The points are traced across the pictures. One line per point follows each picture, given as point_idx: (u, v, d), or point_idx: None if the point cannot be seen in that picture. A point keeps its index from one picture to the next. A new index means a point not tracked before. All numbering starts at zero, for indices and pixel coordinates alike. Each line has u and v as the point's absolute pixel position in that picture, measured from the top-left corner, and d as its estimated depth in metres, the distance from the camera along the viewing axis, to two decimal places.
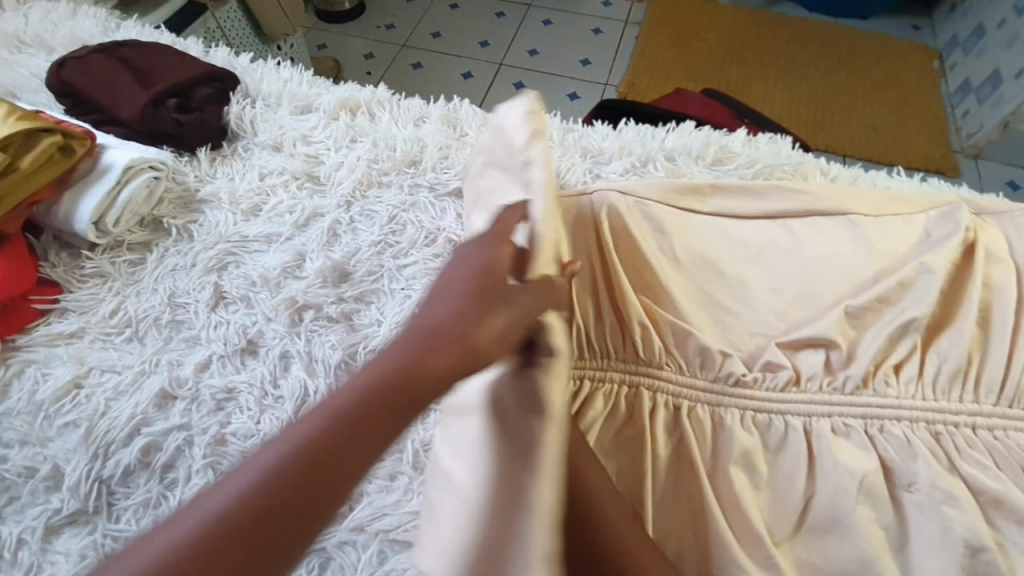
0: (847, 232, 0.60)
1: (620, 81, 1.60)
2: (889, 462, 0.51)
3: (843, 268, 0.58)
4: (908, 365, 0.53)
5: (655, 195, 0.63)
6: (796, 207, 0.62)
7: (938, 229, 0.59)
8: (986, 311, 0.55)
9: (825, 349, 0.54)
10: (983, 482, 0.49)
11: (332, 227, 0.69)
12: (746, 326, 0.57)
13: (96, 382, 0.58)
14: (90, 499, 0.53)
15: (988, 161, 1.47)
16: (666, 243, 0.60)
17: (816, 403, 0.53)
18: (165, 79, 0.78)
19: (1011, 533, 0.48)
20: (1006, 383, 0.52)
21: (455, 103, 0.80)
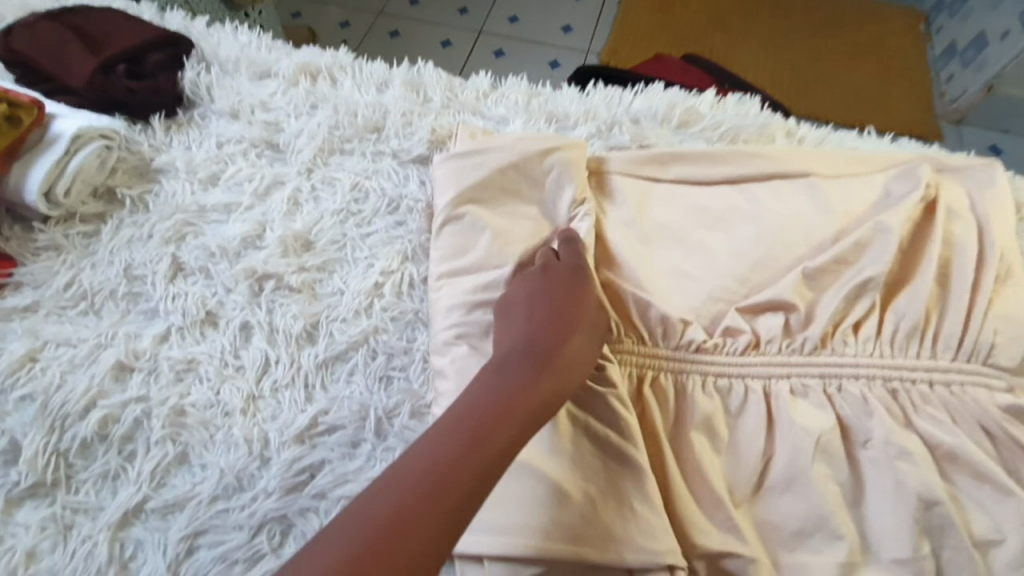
0: (806, 193, 0.60)
1: (602, 49, 1.56)
2: (845, 419, 0.52)
3: (804, 229, 0.58)
4: (867, 324, 0.54)
5: (621, 165, 0.64)
6: (760, 170, 0.62)
7: (897, 188, 0.59)
8: (946, 268, 0.56)
9: (784, 312, 0.54)
10: (937, 437, 0.50)
11: (294, 195, 0.67)
12: (707, 291, 0.56)
13: (51, 356, 0.57)
14: (47, 472, 0.52)
15: (970, 127, 1.46)
16: (630, 211, 0.61)
17: (776, 365, 0.53)
18: (115, 44, 0.75)
19: (963, 485, 0.49)
20: (964, 340, 0.53)
21: (420, 67, 0.79)
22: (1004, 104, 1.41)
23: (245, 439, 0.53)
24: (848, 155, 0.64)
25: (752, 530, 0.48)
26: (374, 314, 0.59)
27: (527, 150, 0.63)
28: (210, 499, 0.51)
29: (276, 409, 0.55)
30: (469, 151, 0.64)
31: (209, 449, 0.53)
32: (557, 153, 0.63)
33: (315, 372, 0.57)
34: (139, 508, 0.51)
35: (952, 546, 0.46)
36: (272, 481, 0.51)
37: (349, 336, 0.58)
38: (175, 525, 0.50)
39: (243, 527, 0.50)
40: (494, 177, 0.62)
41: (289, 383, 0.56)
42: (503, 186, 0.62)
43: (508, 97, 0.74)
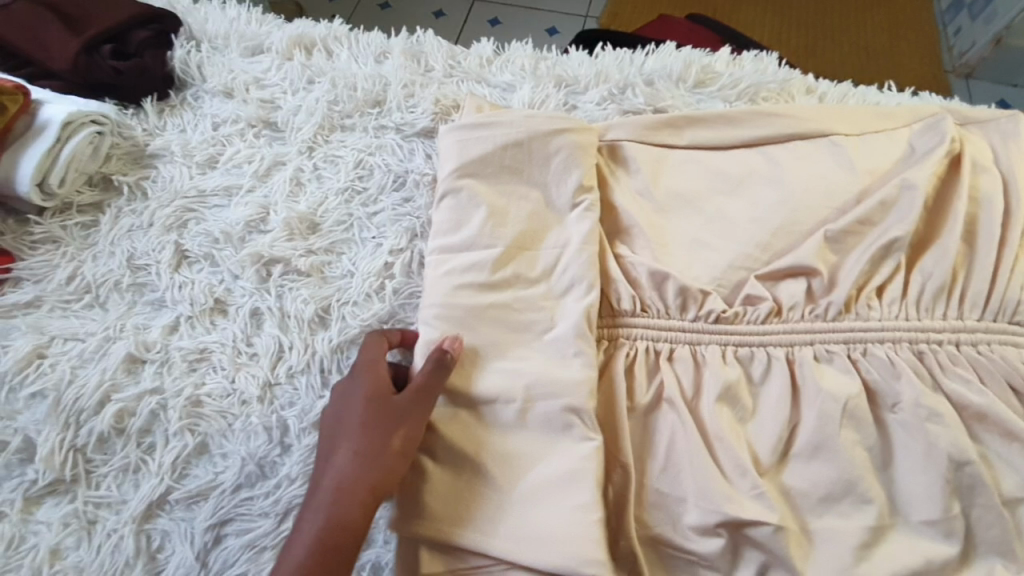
0: (828, 153, 0.57)
1: (600, 12, 1.51)
2: (872, 384, 0.50)
3: (826, 190, 0.55)
4: (891, 286, 0.52)
5: (630, 133, 0.61)
6: (778, 130, 0.59)
7: (920, 143, 0.56)
8: (972, 226, 0.53)
9: (807, 278, 0.52)
10: (967, 398, 0.48)
11: (295, 175, 0.65)
12: (727, 261, 0.54)
13: (60, 351, 0.55)
14: (66, 469, 0.51)
15: (980, 81, 1.42)
16: (642, 181, 0.58)
17: (800, 331, 0.52)
18: (95, 22, 0.71)
19: (993, 445, 0.48)
20: (992, 297, 0.51)
21: (419, 35, 0.75)
22: (1013, 56, 1.37)
23: (265, 427, 0.52)
24: (874, 109, 0.60)
25: (780, 500, 0.47)
26: (386, 297, 0.58)
27: (534, 127, 0.58)
28: (233, 488, 0.50)
29: (293, 396, 0.54)
30: (470, 126, 0.60)
31: (229, 438, 0.52)
32: (565, 136, 0.58)
33: (329, 357, 0.55)
34: (162, 500, 0.50)
35: (982, 505, 0.46)
36: (295, 467, 0.50)
37: (363, 321, 0.56)
38: (200, 514, 0.50)
39: (269, 514, 0.49)
40: (494, 156, 0.58)
41: (304, 369, 0.55)
42: (505, 161, 0.58)
43: (513, 63, 0.71)
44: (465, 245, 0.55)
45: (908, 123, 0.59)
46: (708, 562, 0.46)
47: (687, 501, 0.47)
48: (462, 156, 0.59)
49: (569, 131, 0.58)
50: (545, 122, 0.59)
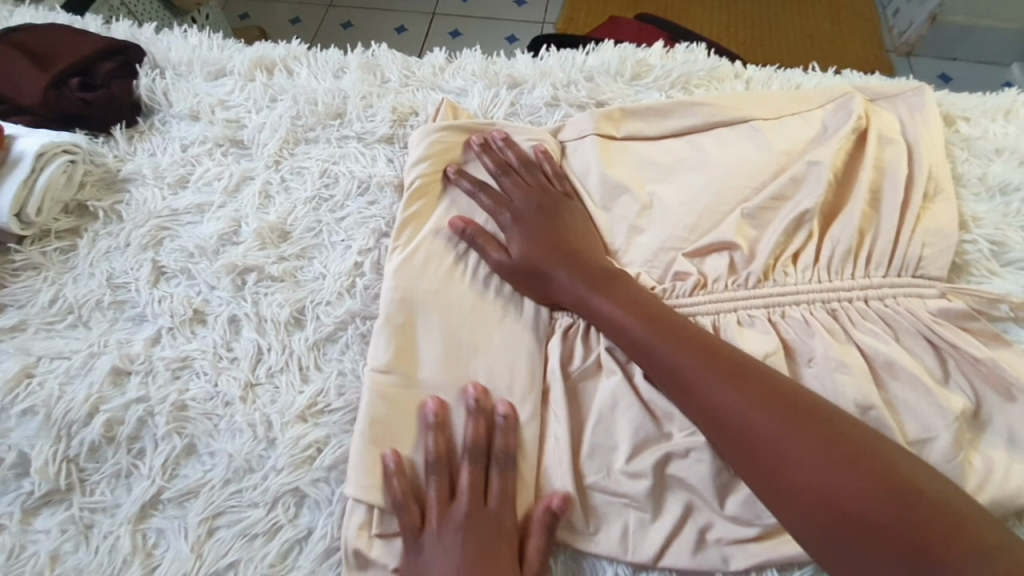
0: (749, 137, 0.62)
1: (557, 18, 1.56)
2: (790, 342, 0.53)
3: (747, 170, 0.60)
4: (805, 253, 0.56)
5: (576, 134, 0.66)
6: (707, 116, 0.64)
7: (830, 122, 0.62)
8: (876, 191, 0.58)
9: (728, 251, 0.57)
10: (874, 349, 0.51)
11: (264, 188, 0.68)
12: (658, 242, 0.58)
13: (47, 369, 0.58)
14: (60, 479, 0.54)
15: (920, 58, 1.50)
16: (587, 174, 0.63)
17: (723, 300, 0.55)
18: (63, 59, 0.74)
19: (897, 392, 0.50)
20: (894, 257, 0.55)
21: (374, 50, 0.79)
22: (949, 32, 1.44)
23: (248, 424, 0.55)
24: (796, 92, 0.65)
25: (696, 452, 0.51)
26: (357, 294, 0.61)
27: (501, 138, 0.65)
28: (222, 483, 0.53)
29: (274, 394, 0.57)
30: (453, 136, 0.66)
31: (216, 437, 0.55)
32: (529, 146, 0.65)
33: (307, 353, 0.58)
34: (155, 500, 0.53)
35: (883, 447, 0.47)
36: (280, 458, 0.53)
37: (338, 317, 0.60)
38: (191, 511, 0.52)
39: (258, 504, 0.52)
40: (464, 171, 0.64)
41: (283, 368, 0.58)
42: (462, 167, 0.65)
43: (464, 69, 0.75)
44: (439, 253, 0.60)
45: (822, 104, 0.64)
46: (638, 505, 0.49)
47: (620, 451, 0.51)
48: (432, 167, 0.64)
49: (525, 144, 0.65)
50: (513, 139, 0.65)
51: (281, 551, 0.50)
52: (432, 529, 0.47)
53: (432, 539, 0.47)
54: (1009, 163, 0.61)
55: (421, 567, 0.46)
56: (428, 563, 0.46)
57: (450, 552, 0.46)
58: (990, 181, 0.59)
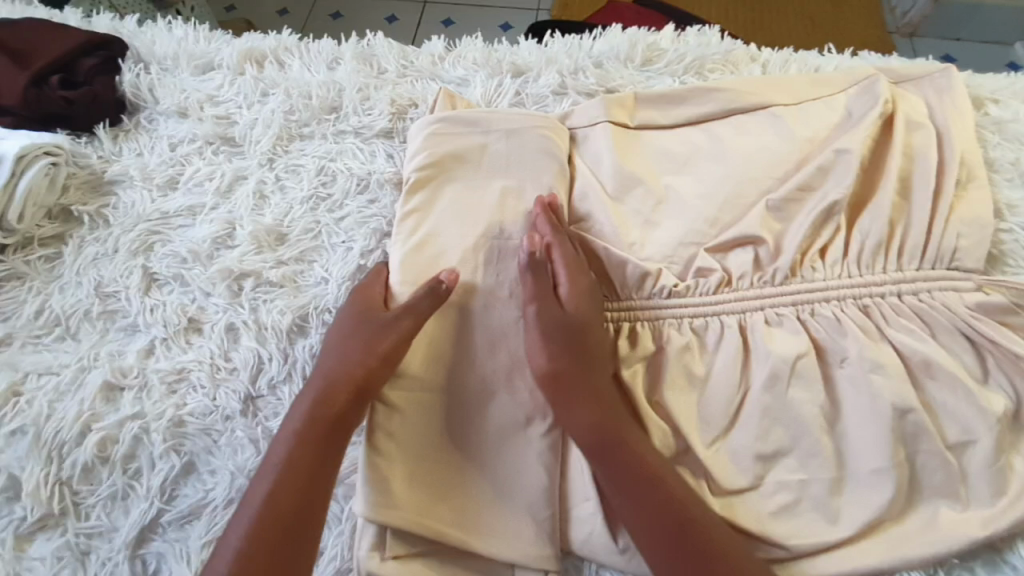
0: (769, 124, 0.59)
1: (553, 4, 1.52)
2: (820, 341, 0.51)
3: (769, 160, 0.57)
4: (834, 246, 0.53)
5: (589, 122, 0.62)
6: (729, 102, 0.61)
7: (858, 106, 0.58)
8: (907, 178, 0.55)
9: (753, 246, 0.53)
10: (908, 347, 0.49)
11: (258, 188, 0.65)
12: (678, 237, 0.55)
13: (36, 386, 0.55)
14: (53, 502, 0.51)
15: (924, 39, 1.46)
16: (600, 164, 0.60)
17: (748, 301, 0.52)
18: (43, 56, 0.70)
19: (936, 393, 0.48)
20: (927, 248, 0.52)
21: (370, 39, 0.75)
22: (954, 11, 1.41)
23: (251, 439, 0.52)
24: (818, 76, 0.62)
25: (722, 461, 0.48)
26: None
27: (506, 127, 0.61)
28: (225, 503, 0.50)
29: (278, 406, 0.54)
30: (453, 127, 0.61)
31: (217, 454, 0.52)
32: (537, 132, 0.61)
33: (310, 363, 0.55)
34: (154, 523, 0.50)
35: (928, 451, 0.47)
36: None
37: None
38: (194, 533, 0.50)
39: None
40: (469, 161, 0.59)
41: (286, 379, 0.55)
42: (463, 156, 0.60)
43: (465, 57, 0.72)
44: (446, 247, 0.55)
45: (844, 87, 0.60)
46: None
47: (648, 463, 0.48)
48: (432, 156, 0.59)
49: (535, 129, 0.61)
50: (521, 125, 0.61)
51: None
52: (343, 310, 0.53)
53: (338, 314, 0.53)
54: None
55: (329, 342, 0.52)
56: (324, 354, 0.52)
57: (338, 325, 0.52)
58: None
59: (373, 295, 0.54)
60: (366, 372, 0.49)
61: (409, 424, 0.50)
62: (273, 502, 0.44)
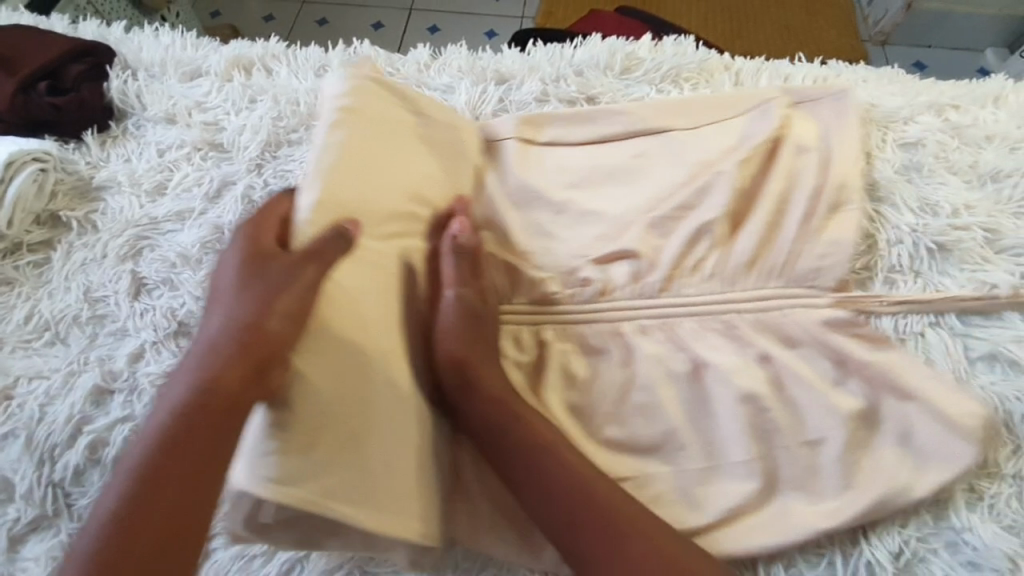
0: (749, 123, 0.59)
1: (537, 12, 1.54)
2: (798, 338, 0.52)
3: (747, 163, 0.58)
4: None
5: (564, 127, 0.63)
6: (679, 112, 0.62)
7: (823, 113, 0.59)
8: (872, 183, 0.58)
9: (729, 248, 0.55)
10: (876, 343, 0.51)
11: (246, 193, 0.66)
12: (660, 240, 0.57)
13: (26, 390, 0.55)
14: (46, 505, 0.52)
15: (896, 47, 1.51)
16: (577, 170, 0.61)
17: (694, 299, 0.55)
18: (30, 62, 0.71)
19: None
20: (894, 248, 0.55)
21: (356, 47, 0.77)
22: (923, 20, 1.46)
23: None
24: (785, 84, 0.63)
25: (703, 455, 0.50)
26: None
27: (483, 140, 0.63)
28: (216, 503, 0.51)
29: None
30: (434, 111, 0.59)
31: None
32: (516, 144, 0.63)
33: None
34: None
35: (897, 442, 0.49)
36: None
37: None
38: None
39: None
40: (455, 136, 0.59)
41: None
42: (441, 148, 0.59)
43: (450, 65, 0.73)
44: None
45: (812, 94, 0.63)
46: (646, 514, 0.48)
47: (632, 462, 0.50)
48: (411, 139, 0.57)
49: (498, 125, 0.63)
50: (501, 137, 0.63)
51: (282, 570, 0.51)
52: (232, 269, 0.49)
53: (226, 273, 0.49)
54: (1001, 149, 0.59)
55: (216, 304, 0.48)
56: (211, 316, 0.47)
57: (231, 288, 0.48)
58: (981, 168, 0.58)
59: (269, 245, 0.49)
60: (256, 333, 0.44)
61: (306, 394, 0.44)
62: (148, 478, 0.40)
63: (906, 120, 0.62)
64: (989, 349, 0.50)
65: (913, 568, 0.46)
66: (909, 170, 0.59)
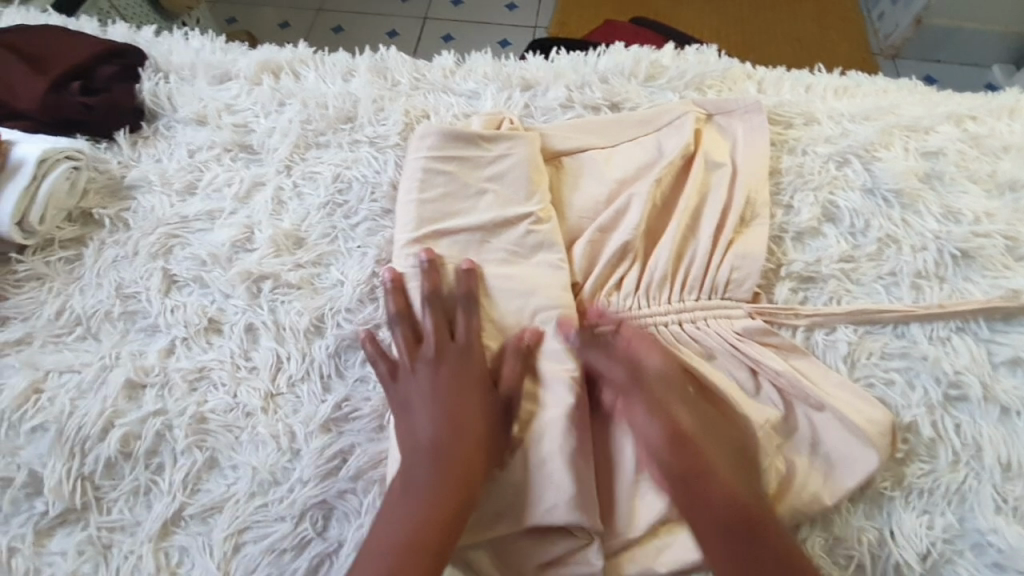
0: (738, 137, 0.63)
1: (549, 22, 1.56)
2: (818, 349, 0.54)
3: (764, 174, 0.61)
4: (828, 256, 0.57)
5: (568, 139, 0.65)
6: (588, 136, 0.65)
7: (735, 128, 0.64)
8: (894, 192, 0.59)
9: (755, 255, 0.57)
10: (900, 349, 0.53)
11: (276, 194, 0.67)
12: (683, 251, 0.58)
13: (58, 384, 0.56)
14: (76, 497, 0.52)
15: (904, 60, 1.53)
16: (588, 181, 0.63)
17: (671, 304, 0.57)
18: (63, 62, 0.73)
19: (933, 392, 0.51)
20: (917, 255, 0.56)
21: (383, 53, 0.79)
22: (932, 34, 1.48)
23: (272, 435, 0.53)
24: (699, 99, 0.67)
25: None
26: (379, 299, 0.60)
27: (485, 141, 0.63)
28: (247, 497, 0.51)
29: (297, 404, 0.55)
30: (447, 142, 0.63)
31: (238, 450, 0.53)
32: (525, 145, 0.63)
33: (329, 362, 0.57)
34: (177, 517, 0.51)
35: (925, 445, 0.49)
36: (307, 470, 0.52)
37: (360, 324, 0.58)
38: (216, 527, 0.51)
39: (285, 518, 0.51)
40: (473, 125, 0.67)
41: (305, 377, 0.56)
42: (456, 173, 0.62)
43: (476, 72, 0.75)
44: (457, 203, 0.61)
45: (829, 116, 0.66)
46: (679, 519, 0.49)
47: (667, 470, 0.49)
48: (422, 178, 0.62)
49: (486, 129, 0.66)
50: (506, 138, 0.63)
51: (312, 565, 0.49)
52: (409, 373, 0.53)
53: (409, 376, 0.53)
54: (1019, 159, 0.61)
55: (412, 403, 0.52)
56: (407, 421, 0.51)
57: (424, 386, 0.52)
58: (1000, 177, 0.59)
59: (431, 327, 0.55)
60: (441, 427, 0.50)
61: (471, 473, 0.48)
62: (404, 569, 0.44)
63: (927, 130, 0.64)
64: (1013, 354, 0.51)
65: (938, 568, 0.46)
66: (930, 178, 0.60)
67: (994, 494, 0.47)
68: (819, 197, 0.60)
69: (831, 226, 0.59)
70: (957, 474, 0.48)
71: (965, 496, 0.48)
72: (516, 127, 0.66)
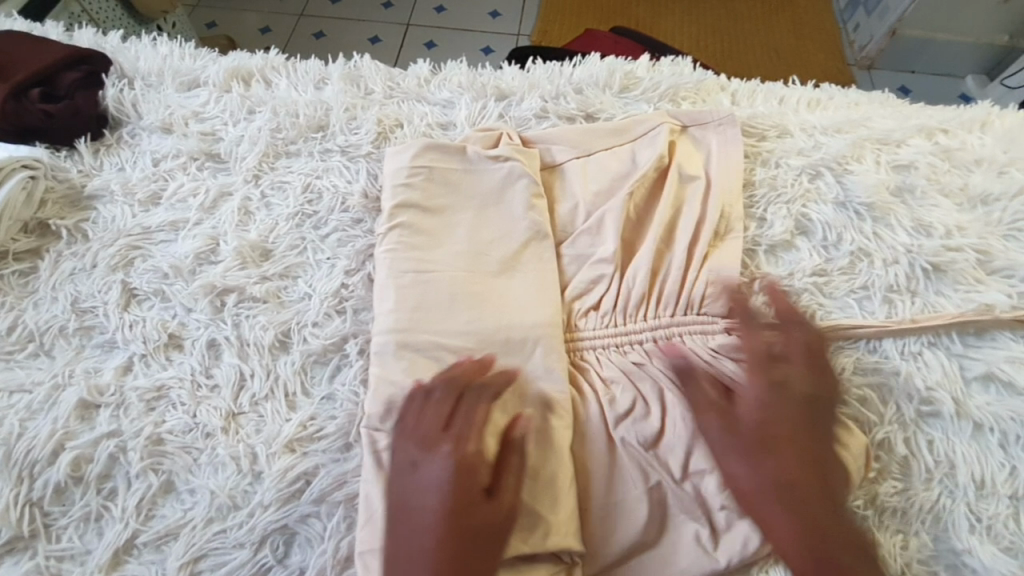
0: (714, 147, 0.63)
1: (532, 30, 1.56)
2: None
3: (740, 185, 0.60)
4: (802, 271, 0.56)
5: (547, 150, 0.65)
6: (566, 147, 0.64)
7: (709, 140, 0.63)
8: (867, 206, 0.59)
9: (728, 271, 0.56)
10: (873, 365, 0.52)
11: (243, 205, 0.65)
12: (656, 266, 0.58)
13: (6, 405, 0.53)
14: (22, 525, 0.49)
15: (880, 71, 1.55)
16: (566, 192, 0.63)
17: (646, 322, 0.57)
18: (24, 68, 0.70)
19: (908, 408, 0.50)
20: (889, 269, 0.55)
21: (356, 61, 0.77)
22: (907, 45, 1.50)
23: (232, 457, 0.51)
24: (674, 110, 0.66)
25: None
26: (347, 314, 0.58)
27: (470, 155, 0.63)
28: (204, 523, 0.49)
29: (259, 423, 0.53)
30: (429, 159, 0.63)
31: (196, 472, 0.51)
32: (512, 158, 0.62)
33: (294, 379, 0.55)
34: (129, 544, 0.49)
35: (898, 463, 0.49)
36: (267, 494, 0.50)
37: (326, 339, 0.57)
38: (171, 554, 0.48)
39: (243, 544, 0.49)
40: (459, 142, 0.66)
41: (268, 395, 0.54)
42: (440, 187, 0.62)
43: (450, 80, 0.74)
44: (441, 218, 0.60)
45: (802, 128, 0.65)
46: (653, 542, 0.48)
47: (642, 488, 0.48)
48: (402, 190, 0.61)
49: (483, 147, 0.65)
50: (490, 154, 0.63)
51: None
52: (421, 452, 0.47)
53: (421, 477, 0.45)
54: (989, 173, 0.61)
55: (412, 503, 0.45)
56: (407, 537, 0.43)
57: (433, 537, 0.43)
58: (971, 191, 0.59)
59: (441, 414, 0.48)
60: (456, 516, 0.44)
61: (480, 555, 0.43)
62: None
63: (899, 143, 0.64)
64: (985, 369, 0.50)
65: None
66: (901, 191, 0.60)
67: (967, 513, 0.46)
68: (792, 210, 0.59)
69: (804, 240, 0.59)
70: (929, 492, 0.47)
71: (938, 515, 0.47)
72: (497, 137, 0.66)
